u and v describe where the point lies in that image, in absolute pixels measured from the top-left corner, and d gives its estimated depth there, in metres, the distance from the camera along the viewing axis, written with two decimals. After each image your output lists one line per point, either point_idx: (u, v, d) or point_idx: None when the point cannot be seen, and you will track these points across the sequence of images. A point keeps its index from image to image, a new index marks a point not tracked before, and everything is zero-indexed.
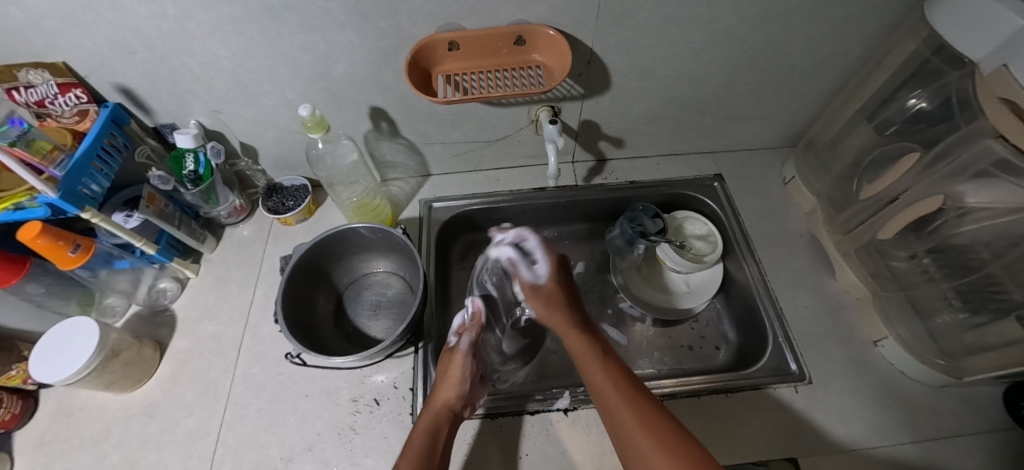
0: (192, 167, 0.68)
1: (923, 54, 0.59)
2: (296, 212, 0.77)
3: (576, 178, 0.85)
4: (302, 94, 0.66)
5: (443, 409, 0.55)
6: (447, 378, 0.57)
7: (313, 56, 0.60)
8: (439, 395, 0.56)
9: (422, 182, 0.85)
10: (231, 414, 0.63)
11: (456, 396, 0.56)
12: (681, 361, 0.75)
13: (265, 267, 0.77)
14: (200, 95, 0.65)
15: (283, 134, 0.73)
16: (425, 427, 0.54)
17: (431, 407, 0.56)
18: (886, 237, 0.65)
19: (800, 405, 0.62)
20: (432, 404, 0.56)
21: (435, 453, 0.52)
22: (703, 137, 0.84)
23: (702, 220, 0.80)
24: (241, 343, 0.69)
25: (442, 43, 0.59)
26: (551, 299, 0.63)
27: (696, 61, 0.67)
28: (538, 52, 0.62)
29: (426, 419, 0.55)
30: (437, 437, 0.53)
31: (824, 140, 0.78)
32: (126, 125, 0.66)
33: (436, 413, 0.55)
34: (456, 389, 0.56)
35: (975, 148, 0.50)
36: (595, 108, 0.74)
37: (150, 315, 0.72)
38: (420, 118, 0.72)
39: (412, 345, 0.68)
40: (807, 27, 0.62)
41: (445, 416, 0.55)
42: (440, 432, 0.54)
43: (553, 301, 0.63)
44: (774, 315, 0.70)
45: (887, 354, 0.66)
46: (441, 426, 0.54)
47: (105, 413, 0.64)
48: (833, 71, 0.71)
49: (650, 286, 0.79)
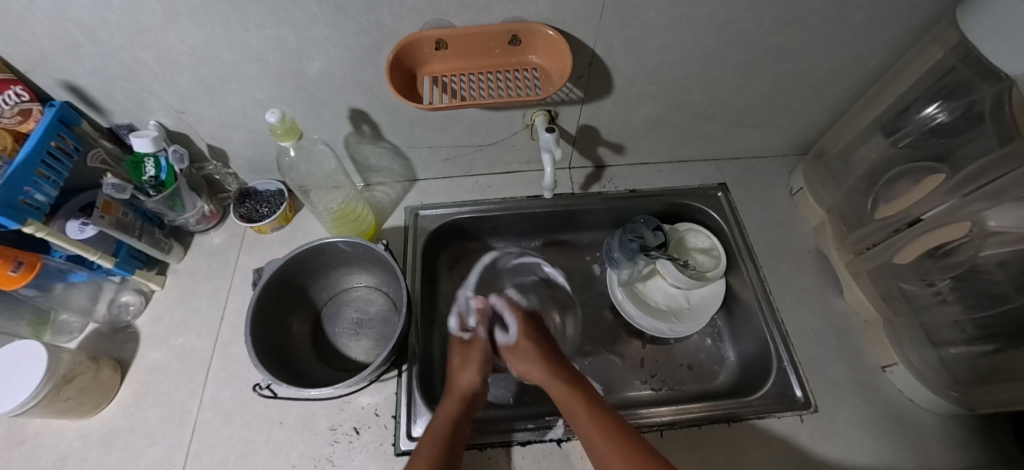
0: (152, 173, 0.62)
1: (947, 64, 0.55)
2: (270, 221, 0.71)
3: (573, 186, 0.79)
4: (275, 94, 0.60)
5: (462, 394, 0.59)
6: (468, 367, 0.63)
7: (284, 52, 0.54)
8: (461, 379, 0.61)
9: (409, 188, 0.79)
10: (199, 443, 0.59)
11: (471, 379, 0.61)
12: (679, 381, 0.71)
13: (237, 280, 0.71)
14: (159, 93, 0.58)
15: (254, 136, 0.67)
16: (446, 413, 0.55)
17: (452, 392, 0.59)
18: (902, 261, 0.61)
19: (805, 435, 0.59)
20: (453, 391, 0.59)
21: (456, 436, 0.53)
22: (709, 144, 0.79)
23: (705, 233, 0.76)
24: (210, 364, 0.64)
25: (429, 41, 0.53)
26: (525, 356, 0.64)
27: (706, 64, 0.62)
28: (536, 53, 0.56)
29: (451, 404, 0.57)
30: (459, 423, 0.55)
31: (835, 150, 0.73)
32: (75, 126, 0.59)
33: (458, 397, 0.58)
34: (476, 378, 0.61)
35: (1011, 172, 0.46)
36: (595, 113, 0.68)
37: (111, 332, 0.66)
38: (405, 121, 0.66)
39: (396, 367, 0.63)
40: (827, 31, 0.57)
41: (466, 401, 0.58)
42: (462, 417, 0.56)
43: (534, 356, 0.64)
44: (779, 336, 0.66)
45: (896, 380, 0.62)
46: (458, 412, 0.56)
47: (61, 441, 0.59)
48: (851, 77, 0.66)
49: (649, 302, 0.76)
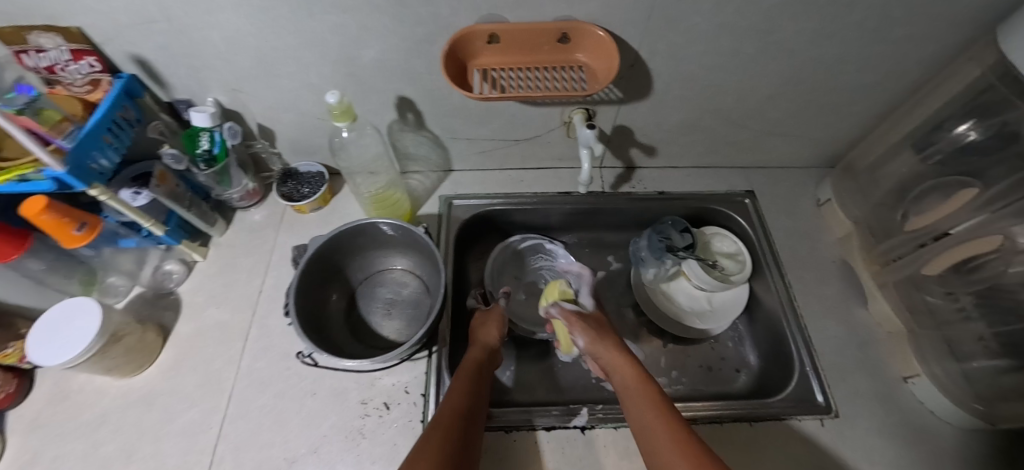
0: (207, 146, 0.65)
1: (984, 83, 0.56)
2: (311, 201, 0.74)
3: (603, 185, 0.81)
4: (328, 79, 0.63)
5: (486, 344, 0.61)
6: (489, 325, 0.64)
7: (343, 38, 0.56)
8: (484, 333, 0.63)
9: (443, 178, 0.82)
10: (234, 408, 0.61)
11: (495, 332, 0.63)
12: (700, 382, 0.72)
13: (275, 256, 0.73)
14: (220, 71, 0.61)
15: (303, 118, 0.70)
16: (472, 357, 0.58)
17: (477, 342, 0.61)
18: (931, 272, 0.62)
19: (824, 439, 0.60)
20: (477, 342, 0.61)
21: (482, 378, 0.55)
22: (738, 152, 0.81)
23: (731, 238, 0.77)
24: (247, 334, 0.67)
25: (482, 35, 0.55)
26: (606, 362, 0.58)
27: (743, 73, 0.63)
28: (582, 52, 0.58)
29: (475, 350, 0.59)
30: (483, 366, 0.57)
31: (864, 164, 0.75)
32: (138, 98, 0.63)
33: (479, 348, 0.60)
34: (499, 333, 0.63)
35: None
36: (631, 114, 0.70)
37: (154, 298, 0.69)
38: (448, 112, 0.68)
39: (426, 349, 0.65)
40: (865, 46, 0.59)
41: (488, 350, 0.60)
42: (485, 362, 0.58)
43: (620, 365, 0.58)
44: (803, 343, 0.67)
45: (917, 392, 0.63)
46: (482, 359, 0.58)
47: (104, 399, 0.62)
48: (885, 93, 0.67)
49: (673, 302, 0.77)
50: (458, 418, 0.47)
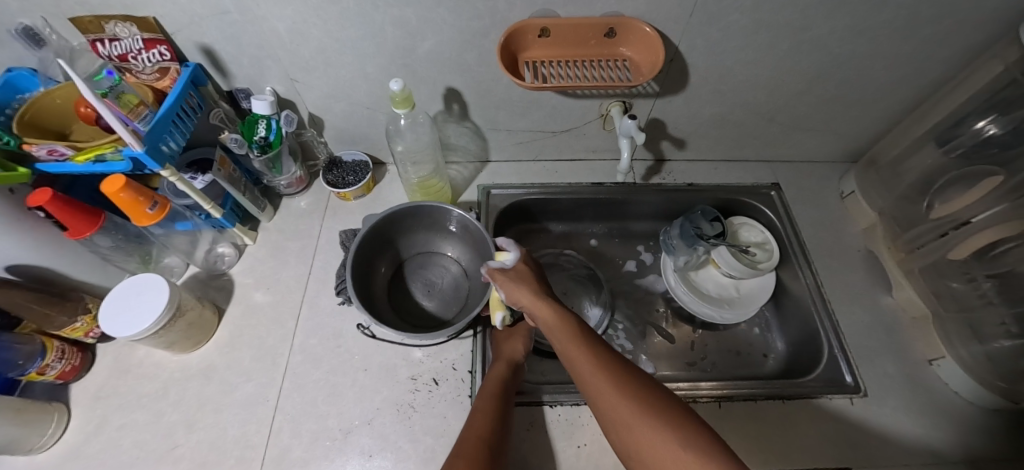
0: (263, 134, 0.68)
1: (1006, 79, 0.60)
2: (356, 188, 0.77)
3: (634, 176, 0.84)
4: (383, 70, 0.66)
5: (510, 359, 0.60)
6: (513, 340, 0.63)
7: (403, 31, 0.60)
8: (508, 347, 0.62)
9: (481, 168, 0.85)
10: (290, 382, 0.64)
11: (518, 346, 0.62)
12: (729, 365, 0.76)
13: (323, 240, 0.76)
14: (282, 62, 0.65)
15: (353, 108, 0.73)
16: (498, 373, 0.58)
17: (501, 357, 0.61)
18: (957, 257, 0.65)
19: (852, 417, 0.63)
20: (500, 357, 0.61)
21: (506, 398, 0.54)
22: (765, 145, 0.84)
23: (759, 227, 0.80)
24: (299, 314, 0.69)
25: (534, 29, 0.59)
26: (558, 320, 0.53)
27: (775, 68, 0.67)
28: (626, 46, 0.62)
29: (500, 367, 0.59)
30: (509, 382, 0.57)
31: (887, 158, 0.78)
32: (201, 86, 0.66)
33: (504, 362, 0.60)
34: (524, 347, 0.62)
35: None
36: (665, 108, 0.74)
37: (208, 278, 0.72)
38: (493, 103, 0.72)
39: (471, 328, 0.68)
40: (892, 44, 0.63)
41: (512, 364, 0.60)
42: (508, 379, 0.57)
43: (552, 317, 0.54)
44: (831, 327, 0.70)
45: (943, 374, 0.66)
46: (506, 374, 0.58)
47: (165, 372, 0.65)
48: (909, 89, 0.71)
49: (702, 289, 0.80)
50: (484, 445, 0.46)
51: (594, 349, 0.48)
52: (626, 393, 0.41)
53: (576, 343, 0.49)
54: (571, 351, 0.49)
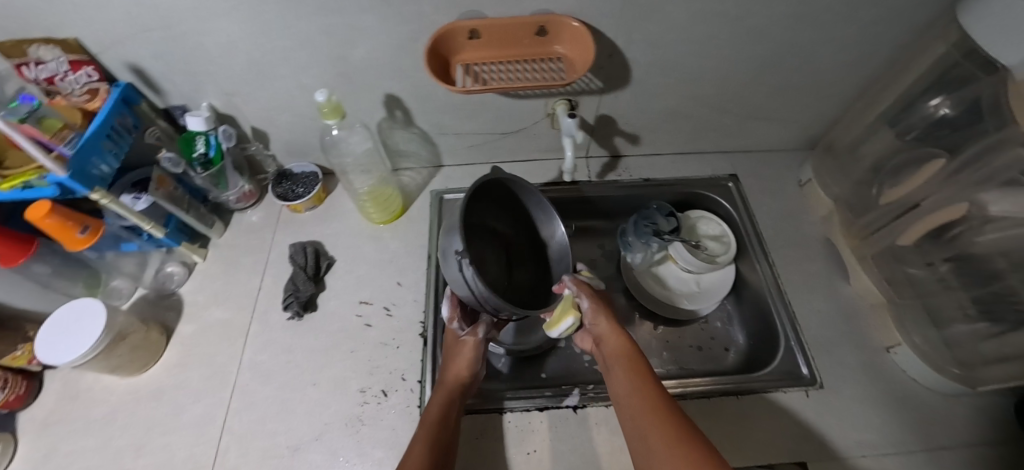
0: (202, 150, 0.67)
1: (951, 58, 0.58)
2: (305, 200, 0.76)
3: (590, 174, 0.83)
4: (318, 79, 0.65)
5: (456, 381, 0.56)
6: (462, 356, 0.58)
7: (332, 39, 0.58)
8: (456, 367, 0.57)
9: (434, 173, 0.84)
10: (238, 400, 0.63)
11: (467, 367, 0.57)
12: (690, 361, 0.75)
13: (273, 254, 0.75)
14: (215, 77, 0.64)
15: (295, 120, 0.72)
16: (441, 401, 0.53)
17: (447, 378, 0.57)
18: (905, 242, 0.64)
19: (809, 410, 0.62)
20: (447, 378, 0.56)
21: (447, 424, 0.51)
22: (721, 137, 0.83)
23: (716, 220, 0.80)
24: (248, 330, 0.68)
25: (463, 31, 0.57)
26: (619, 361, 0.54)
27: (718, 59, 0.66)
28: (560, 44, 0.60)
29: (444, 391, 0.55)
30: (452, 408, 0.53)
31: (843, 144, 0.77)
32: (135, 106, 0.65)
33: (449, 387, 0.55)
34: (473, 366, 0.58)
35: (1006, 155, 0.49)
36: (613, 104, 0.72)
37: (157, 299, 0.71)
38: (436, 108, 0.70)
39: (421, 336, 0.67)
40: (836, 28, 0.61)
41: (458, 388, 0.56)
42: (454, 404, 0.54)
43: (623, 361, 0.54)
44: (787, 318, 0.69)
45: (899, 361, 0.65)
46: (453, 400, 0.54)
47: (112, 396, 0.64)
48: (858, 74, 0.69)
49: (662, 285, 0.79)
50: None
51: (652, 390, 0.49)
52: (668, 438, 0.42)
53: (635, 380, 0.51)
54: (626, 386, 0.51)
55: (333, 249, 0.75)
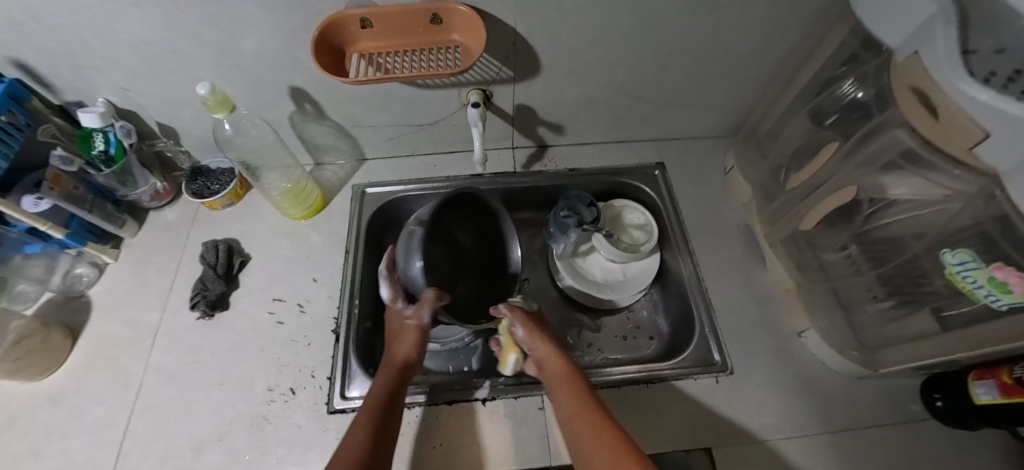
0: (102, 147, 0.65)
1: (848, 41, 0.58)
2: (220, 197, 0.74)
3: (516, 164, 0.82)
4: (214, 72, 0.62)
5: (400, 362, 0.58)
6: (408, 339, 0.60)
7: (215, 30, 0.56)
8: (400, 350, 0.59)
9: (357, 167, 0.82)
10: (142, 403, 0.61)
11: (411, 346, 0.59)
12: (612, 350, 0.75)
13: (187, 253, 0.73)
14: (103, 71, 0.61)
15: (200, 115, 0.70)
16: (385, 382, 0.55)
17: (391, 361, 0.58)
18: (808, 227, 0.64)
19: (718, 396, 0.62)
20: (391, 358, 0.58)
21: (391, 406, 0.52)
22: (647, 124, 0.82)
23: (640, 209, 0.79)
24: (157, 331, 0.67)
25: (354, 20, 0.56)
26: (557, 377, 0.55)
27: (627, 45, 0.64)
28: (457, 32, 0.59)
29: (387, 373, 0.56)
30: (396, 391, 0.54)
31: (762, 130, 0.76)
32: (25, 102, 0.61)
33: (394, 369, 0.57)
34: (418, 347, 0.60)
35: (882, 139, 0.49)
36: (528, 93, 0.71)
37: (64, 301, 0.69)
38: (345, 99, 0.68)
39: (334, 331, 0.67)
40: (738, 11, 0.60)
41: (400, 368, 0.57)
42: (398, 385, 0.55)
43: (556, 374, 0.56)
44: (702, 304, 0.70)
45: (809, 344, 0.65)
46: (398, 382, 0.56)
47: (9, 403, 0.61)
48: (771, 58, 0.69)
49: (587, 276, 0.79)
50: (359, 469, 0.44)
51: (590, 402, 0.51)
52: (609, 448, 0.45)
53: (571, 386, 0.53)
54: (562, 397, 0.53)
55: (249, 246, 0.74)
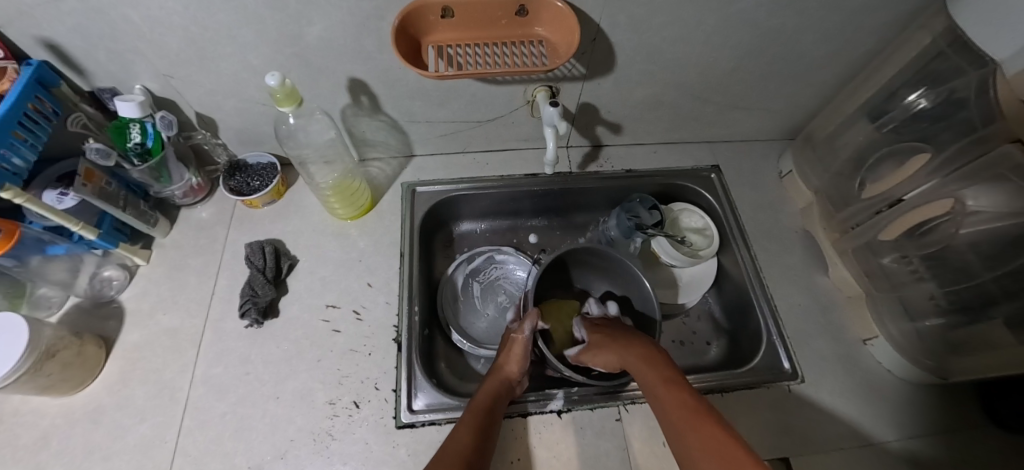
0: (138, 139, 0.59)
1: (934, 50, 0.57)
2: (263, 194, 0.69)
3: (571, 165, 0.80)
4: (270, 60, 0.57)
5: (506, 377, 0.56)
6: (514, 353, 0.59)
7: (281, 15, 0.51)
8: (506, 364, 0.58)
9: (405, 164, 0.79)
10: (191, 419, 0.57)
11: (519, 362, 0.58)
12: (672, 356, 0.73)
13: (227, 255, 0.69)
14: (146, 56, 0.55)
15: (245, 105, 0.64)
16: (489, 391, 0.54)
17: (497, 373, 0.57)
18: (888, 237, 0.63)
19: (791, 405, 0.62)
20: (497, 371, 0.57)
21: (494, 415, 0.51)
22: (703, 126, 0.81)
23: (698, 213, 0.78)
24: (201, 340, 0.62)
25: (434, 9, 0.51)
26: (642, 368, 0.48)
27: (705, 45, 0.62)
28: (541, 26, 0.56)
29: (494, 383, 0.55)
30: (500, 402, 0.53)
31: (822, 135, 0.76)
32: (54, 88, 0.55)
33: (499, 382, 0.55)
34: (523, 364, 0.58)
35: (992, 152, 0.49)
36: (595, 91, 0.69)
37: (93, 307, 0.63)
38: (405, 93, 0.64)
39: (396, 339, 0.63)
40: (825, 14, 0.58)
41: (508, 383, 0.56)
42: (502, 397, 0.54)
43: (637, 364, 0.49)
44: (768, 310, 0.69)
45: (876, 353, 0.65)
46: (502, 394, 0.54)
47: (41, 419, 0.56)
48: (841, 63, 0.68)
49: (646, 280, 0.77)
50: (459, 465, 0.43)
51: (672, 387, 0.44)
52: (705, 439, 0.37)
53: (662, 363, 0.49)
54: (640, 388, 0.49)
55: (294, 248, 0.69)
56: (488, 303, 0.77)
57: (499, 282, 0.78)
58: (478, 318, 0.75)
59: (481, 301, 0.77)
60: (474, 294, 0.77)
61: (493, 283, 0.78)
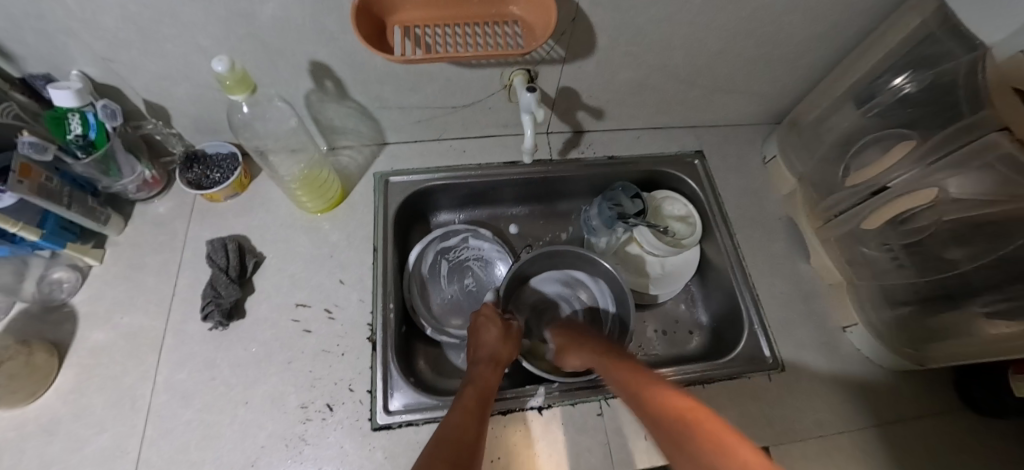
0: (79, 130, 0.54)
1: (923, 32, 0.55)
2: (224, 187, 0.65)
3: (552, 151, 0.77)
4: (222, 42, 0.52)
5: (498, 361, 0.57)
6: (502, 339, 0.60)
7: None
8: (498, 349, 0.58)
9: (378, 152, 0.75)
10: (154, 428, 0.53)
11: (507, 348, 0.59)
12: (656, 347, 0.73)
13: (188, 252, 0.65)
14: (80, 39, 0.49)
15: (198, 91, 0.60)
16: (483, 374, 0.54)
17: (489, 356, 0.57)
18: (870, 226, 0.62)
19: (773, 393, 0.62)
20: (487, 354, 0.57)
21: (490, 397, 0.51)
22: (688, 110, 0.78)
23: (682, 200, 0.76)
24: (163, 345, 0.59)
25: None
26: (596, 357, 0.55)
27: (691, 25, 0.59)
28: (516, 4, 0.52)
29: (484, 367, 0.55)
30: (492, 384, 0.53)
31: (808, 119, 0.74)
32: None
33: (491, 365, 0.56)
34: (511, 350, 0.59)
35: (978, 140, 0.47)
36: (577, 74, 0.65)
37: (42, 312, 0.59)
38: (374, 78, 0.60)
39: (370, 337, 0.60)
40: None
41: (497, 366, 0.56)
42: (494, 380, 0.54)
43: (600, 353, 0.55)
44: (751, 299, 0.69)
45: (855, 340, 0.66)
46: (493, 376, 0.54)
47: None
48: (830, 44, 0.66)
49: (627, 269, 0.76)
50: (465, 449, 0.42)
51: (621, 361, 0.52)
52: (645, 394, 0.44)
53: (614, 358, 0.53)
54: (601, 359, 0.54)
55: (261, 244, 0.66)
56: (452, 283, 0.75)
57: (469, 263, 0.76)
58: (442, 296, 0.73)
59: (447, 279, 0.75)
60: (440, 272, 0.75)
61: (462, 263, 0.76)
